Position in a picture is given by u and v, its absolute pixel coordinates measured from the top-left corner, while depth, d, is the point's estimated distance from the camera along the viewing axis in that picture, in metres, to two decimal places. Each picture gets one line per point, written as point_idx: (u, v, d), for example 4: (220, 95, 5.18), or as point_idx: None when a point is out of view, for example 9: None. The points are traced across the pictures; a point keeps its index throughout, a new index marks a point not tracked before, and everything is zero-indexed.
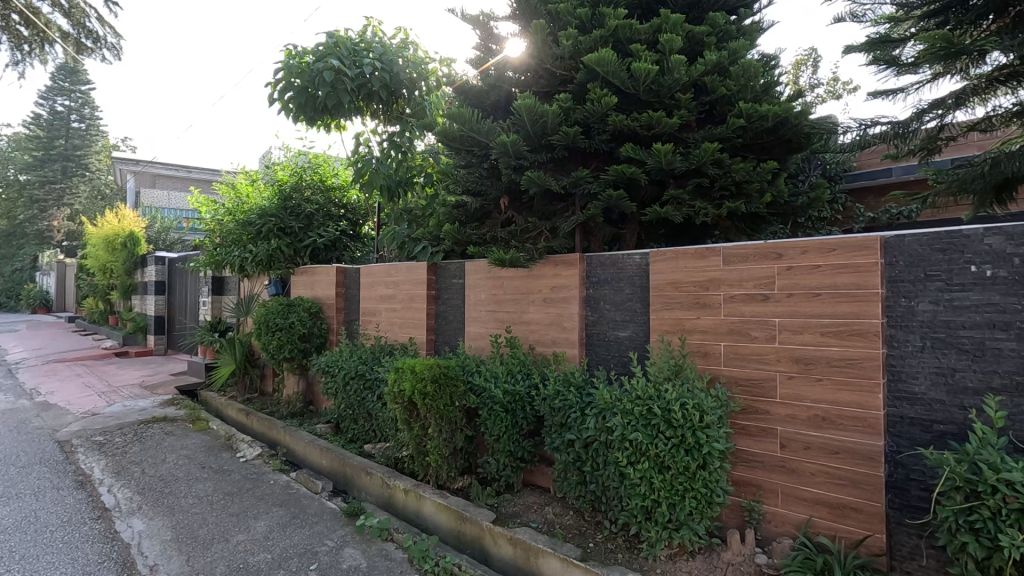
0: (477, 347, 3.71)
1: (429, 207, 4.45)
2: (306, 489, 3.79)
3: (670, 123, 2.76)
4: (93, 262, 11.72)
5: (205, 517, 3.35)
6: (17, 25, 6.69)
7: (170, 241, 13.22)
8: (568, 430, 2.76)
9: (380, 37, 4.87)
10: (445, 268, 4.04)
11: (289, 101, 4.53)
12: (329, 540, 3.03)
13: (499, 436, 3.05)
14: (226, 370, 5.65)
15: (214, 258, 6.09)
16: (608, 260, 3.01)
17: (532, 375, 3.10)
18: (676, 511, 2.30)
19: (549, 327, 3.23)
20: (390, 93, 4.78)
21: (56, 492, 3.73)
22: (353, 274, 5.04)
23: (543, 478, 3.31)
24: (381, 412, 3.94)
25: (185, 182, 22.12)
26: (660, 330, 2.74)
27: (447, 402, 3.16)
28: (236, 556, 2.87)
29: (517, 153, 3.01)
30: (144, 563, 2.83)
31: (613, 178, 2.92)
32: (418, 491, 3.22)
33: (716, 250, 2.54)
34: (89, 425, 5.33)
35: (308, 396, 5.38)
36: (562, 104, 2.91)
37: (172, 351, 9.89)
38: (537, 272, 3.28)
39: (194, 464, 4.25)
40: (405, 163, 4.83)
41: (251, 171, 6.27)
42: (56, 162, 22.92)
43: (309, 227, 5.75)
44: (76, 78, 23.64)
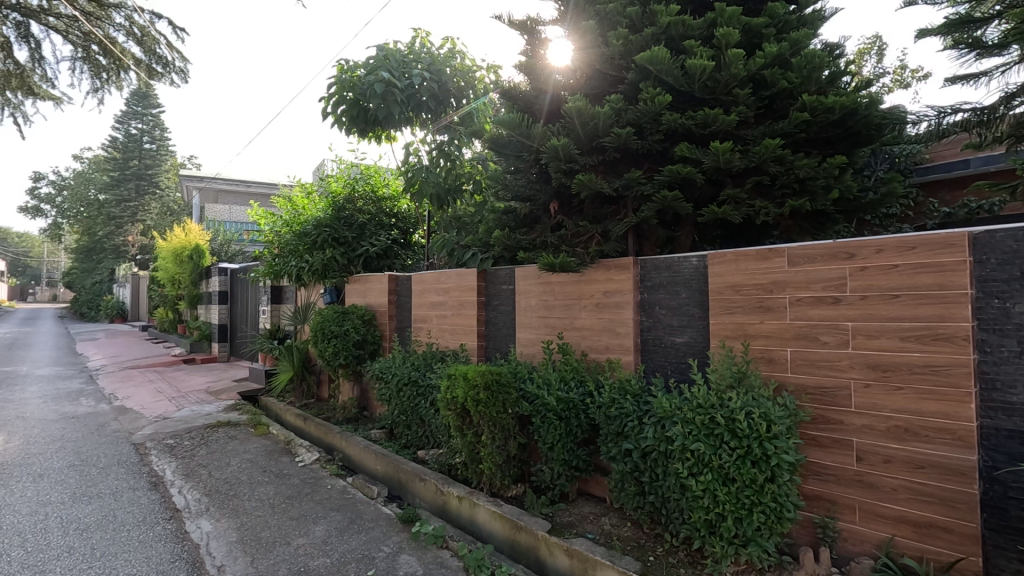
0: (528, 353, 3.65)
1: (478, 214, 4.46)
2: (363, 493, 3.86)
3: (727, 121, 2.65)
4: (165, 275, 12.62)
5: (268, 520, 3.45)
6: (96, 55, 6.86)
7: (232, 253, 13.93)
8: (625, 439, 2.68)
9: (428, 48, 4.95)
10: (494, 274, 4.04)
11: (342, 115, 4.65)
12: (386, 546, 3.06)
13: (553, 445, 3.00)
14: (285, 375, 5.86)
15: (272, 269, 6.32)
16: (663, 263, 2.93)
17: (586, 383, 3.04)
18: (743, 526, 2.18)
19: (601, 333, 3.16)
20: (439, 102, 4.84)
21: (132, 493, 3.95)
22: (405, 282, 5.11)
23: (598, 488, 3.23)
24: (434, 418, 3.97)
25: (245, 197, 23.16)
26: (721, 335, 2.62)
27: (501, 408, 3.13)
28: (298, 559, 2.94)
29: (568, 157, 2.96)
30: (213, 563, 2.93)
31: (668, 178, 2.82)
32: (472, 498, 3.21)
33: (781, 250, 2.42)
34: (160, 429, 5.62)
35: (363, 401, 5.48)
36: (613, 105, 2.85)
37: (234, 358, 10.33)
38: (589, 276, 3.22)
39: (256, 468, 4.40)
40: (455, 171, 4.86)
41: (306, 184, 6.49)
42: (130, 181, 24.49)
43: (362, 236, 5.89)
44: (149, 103, 25.18)
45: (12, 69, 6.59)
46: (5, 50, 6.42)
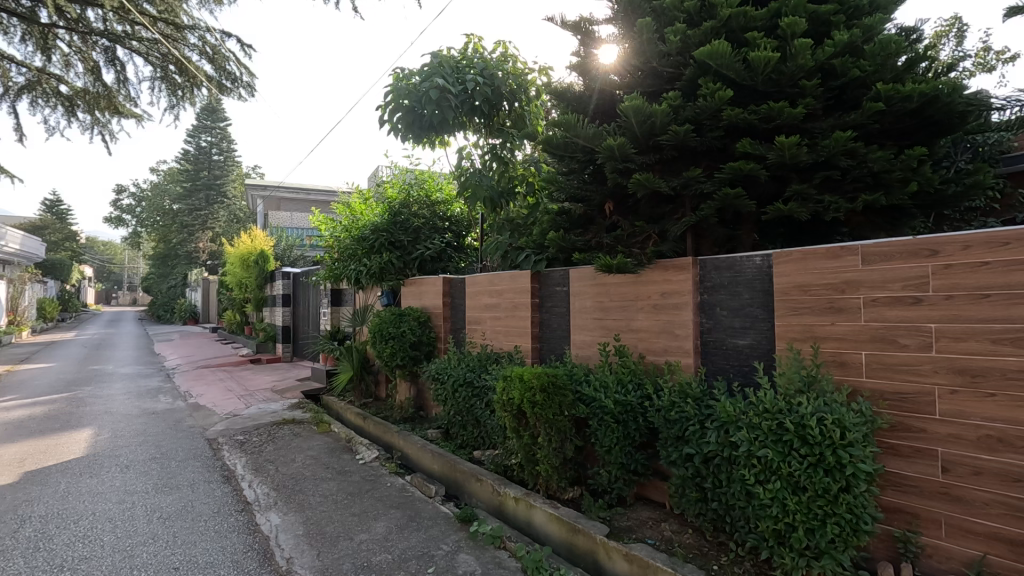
0: (584, 355, 3.63)
1: (531, 216, 4.46)
2: (421, 492, 3.93)
3: (793, 113, 2.54)
4: (233, 279, 13.35)
5: (332, 515, 3.58)
6: (172, 73, 7.20)
7: (294, 257, 14.57)
8: (686, 444, 2.62)
9: (480, 53, 5.01)
10: (548, 276, 4.04)
11: (398, 122, 4.77)
12: (445, 544, 3.12)
13: (610, 448, 2.97)
14: (345, 375, 6.07)
15: (332, 273, 6.56)
16: (724, 263, 2.84)
17: (644, 385, 2.98)
18: (815, 537, 2.07)
19: (658, 335, 3.10)
20: (492, 106, 4.87)
21: (207, 485, 4.20)
22: (459, 284, 5.18)
23: (657, 492, 3.17)
24: (490, 419, 3.99)
25: (306, 204, 24.15)
26: (787, 337, 2.51)
27: (557, 410, 3.12)
28: (361, 555, 3.03)
29: (624, 156, 2.92)
30: (282, 555, 3.06)
31: (729, 175, 2.73)
32: (529, 499, 3.22)
33: (853, 248, 2.29)
34: (231, 425, 5.94)
35: (419, 401, 5.59)
36: (671, 102, 2.79)
37: (297, 358, 10.78)
38: (646, 278, 3.16)
39: (320, 464, 4.58)
40: (508, 173, 4.89)
41: (363, 190, 6.70)
42: (201, 192, 26.04)
43: (417, 240, 6.03)
44: (217, 117, 26.61)
45: (100, 90, 7.14)
46: (94, 73, 6.98)
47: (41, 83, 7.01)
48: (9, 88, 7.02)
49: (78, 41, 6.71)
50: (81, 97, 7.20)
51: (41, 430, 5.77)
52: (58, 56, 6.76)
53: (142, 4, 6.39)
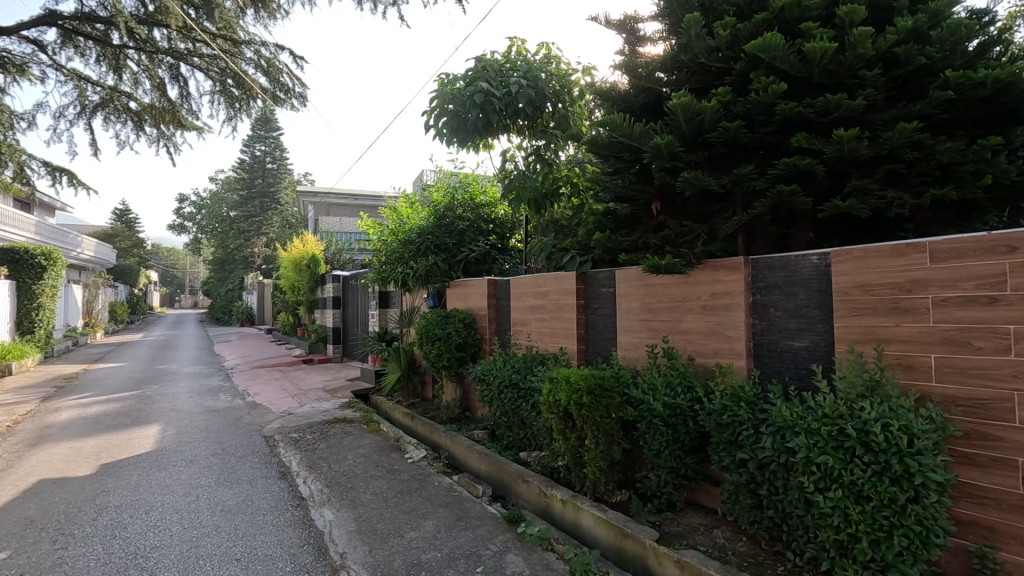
0: (631, 357, 3.58)
1: (576, 217, 4.44)
2: (468, 492, 3.98)
3: (853, 105, 2.43)
4: (287, 282, 13.87)
5: (383, 512, 3.66)
6: (230, 87, 7.51)
7: (343, 261, 15.00)
8: (740, 449, 2.55)
9: (524, 55, 5.02)
10: (594, 277, 4.02)
11: (443, 126, 4.85)
12: (493, 544, 3.14)
13: (659, 451, 2.92)
14: (393, 376, 6.21)
15: (380, 275, 6.72)
16: (777, 263, 2.75)
17: (694, 388, 2.92)
18: (881, 550, 1.97)
19: (708, 337, 3.03)
20: (536, 108, 4.86)
21: (265, 480, 4.38)
22: (504, 286, 5.20)
23: (708, 498, 3.09)
24: (536, 421, 3.99)
25: (354, 209, 24.84)
26: (848, 339, 2.40)
27: (605, 412, 3.09)
28: (411, 552, 3.09)
29: (671, 155, 2.88)
30: (336, 550, 3.16)
31: (782, 172, 2.64)
32: (576, 502, 3.20)
33: (919, 246, 2.17)
34: (286, 423, 6.17)
35: (465, 402, 5.64)
36: (721, 97, 2.72)
37: (347, 359, 11.09)
38: (695, 278, 3.09)
39: (370, 463, 4.70)
40: (552, 174, 4.88)
41: (409, 195, 6.85)
42: (256, 199, 27.21)
43: (462, 242, 6.11)
44: (270, 127, 27.73)
45: (166, 105, 7.57)
46: (160, 89, 7.40)
47: (113, 100, 7.50)
48: (86, 106, 7.54)
49: (146, 60, 7.12)
50: (149, 112, 7.64)
51: (114, 425, 6.16)
52: (128, 75, 7.20)
53: (203, 22, 6.72)
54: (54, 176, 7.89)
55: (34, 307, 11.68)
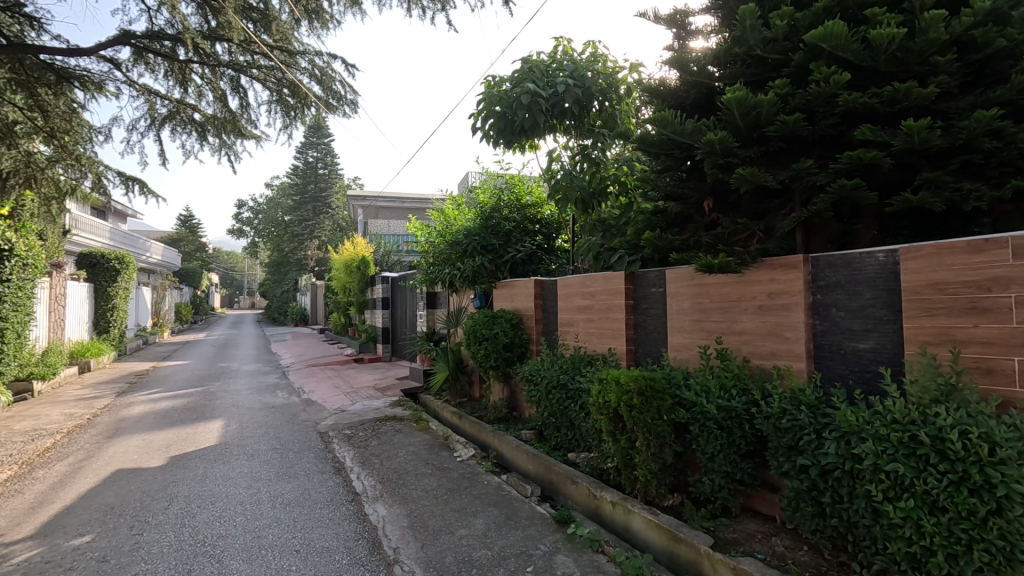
0: (682, 358, 3.51)
1: (624, 216, 4.38)
2: (517, 492, 4.00)
3: (924, 94, 2.31)
4: (338, 283, 14.31)
5: (433, 509, 3.72)
6: (286, 96, 7.79)
7: (391, 262, 15.35)
8: (800, 454, 2.45)
9: (570, 55, 5.00)
10: (643, 277, 3.96)
11: (490, 128, 4.89)
12: (542, 544, 3.14)
13: (713, 455, 2.85)
14: (441, 375, 6.31)
15: (428, 276, 6.83)
16: (840, 261, 2.63)
17: (750, 391, 2.83)
18: (959, 564, 1.86)
19: (765, 338, 2.93)
20: (583, 107, 4.83)
21: (321, 475, 4.53)
22: (551, 285, 5.18)
23: (765, 505, 2.98)
24: (585, 422, 3.96)
25: (402, 211, 25.35)
26: (919, 341, 2.27)
27: (656, 415, 3.04)
28: (462, 549, 3.13)
29: (725, 151, 2.81)
30: (389, 545, 3.23)
31: (845, 166, 2.53)
32: (627, 504, 3.16)
33: (1000, 241, 2.03)
34: (339, 420, 6.36)
35: (512, 402, 5.65)
36: (779, 90, 2.63)
37: (396, 358, 11.33)
38: (750, 277, 3.00)
39: (420, 460, 4.79)
40: (599, 173, 4.84)
41: (456, 197, 6.96)
42: (309, 204, 28.21)
43: (508, 243, 6.14)
44: (322, 133, 28.65)
45: (227, 115, 7.95)
46: (222, 100, 7.77)
47: (180, 112, 7.93)
48: (155, 119, 7.99)
49: (209, 73, 7.48)
50: (212, 123, 8.04)
51: (182, 420, 6.51)
52: (193, 88, 7.58)
53: (261, 35, 7.01)
54: (126, 185, 8.42)
55: (110, 308, 12.49)
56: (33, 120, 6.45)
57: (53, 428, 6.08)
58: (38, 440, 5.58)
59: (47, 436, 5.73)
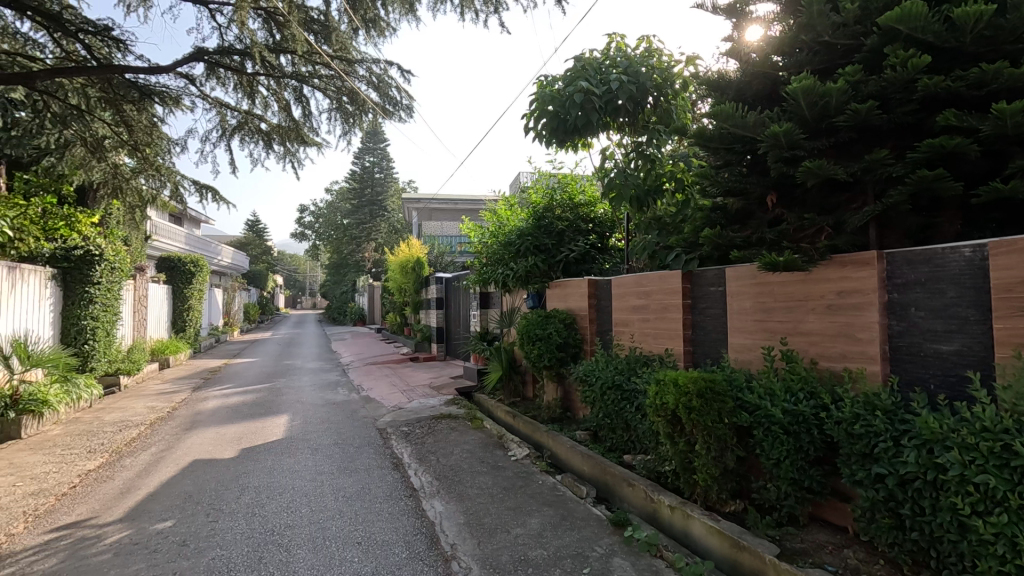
0: (743, 359, 3.38)
1: (681, 213, 4.27)
2: (572, 492, 3.98)
3: (1017, 74, 2.13)
4: (394, 284, 14.70)
5: (489, 507, 3.76)
6: (345, 104, 8.06)
7: (445, 263, 15.65)
8: (875, 462, 2.31)
9: (624, 51, 4.93)
10: (701, 276, 3.85)
11: (543, 128, 4.89)
12: (599, 547, 3.11)
13: (779, 461, 2.72)
14: (494, 374, 6.36)
15: (482, 277, 6.90)
16: (919, 257, 2.46)
17: (819, 395, 2.69)
18: None
19: (834, 339, 2.78)
20: (637, 104, 4.74)
21: (380, 470, 4.67)
22: (605, 285, 5.12)
23: (836, 515, 2.84)
24: (641, 424, 3.89)
25: (455, 213, 25.77)
26: (1012, 344, 2.10)
27: (716, 418, 2.95)
28: (518, 548, 3.14)
29: (791, 143, 2.69)
30: (446, 540, 3.29)
31: (925, 155, 2.37)
32: (686, 509, 3.08)
33: None
34: (397, 417, 6.52)
35: (566, 402, 5.62)
36: (850, 77, 2.50)
37: (450, 357, 11.52)
38: (818, 275, 2.85)
39: (475, 458, 4.85)
40: (654, 170, 4.74)
41: (509, 198, 7.00)
42: (366, 207, 29.14)
43: (561, 243, 6.12)
44: (379, 139, 29.49)
45: (291, 124, 8.32)
46: (287, 110, 8.15)
47: (247, 123, 8.37)
48: (226, 130, 8.48)
49: (274, 85, 7.85)
50: (277, 132, 8.45)
51: (250, 415, 6.86)
52: (260, 99, 7.99)
53: (322, 46, 7.29)
54: (201, 194, 8.97)
55: (186, 308, 13.34)
56: (119, 135, 6.98)
57: (138, 420, 6.57)
58: (125, 431, 6.04)
59: (133, 427, 6.19)
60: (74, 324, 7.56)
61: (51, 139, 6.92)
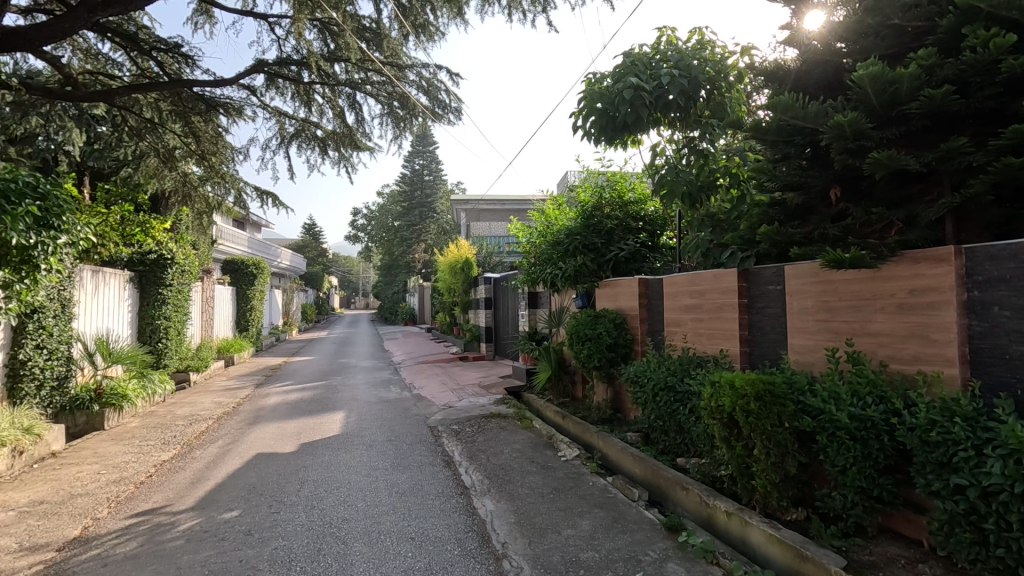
0: (805, 361, 3.23)
1: (736, 209, 4.14)
2: (623, 495, 3.92)
3: None
4: (444, 284, 14.95)
5: (539, 507, 3.76)
6: (396, 107, 8.19)
7: (493, 263, 15.79)
8: (955, 473, 2.15)
9: (674, 44, 4.82)
10: (758, 274, 3.71)
11: (591, 126, 4.84)
12: (652, 551, 3.05)
13: (845, 468, 2.59)
14: (544, 374, 6.35)
15: (530, 276, 6.90)
16: (1004, 252, 2.28)
17: (889, 399, 2.54)
18: None
19: (906, 340, 2.61)
20: (690, 98, 4.62)
21: (432, 467, 4.75)
22: (657, 284, 5.02)
23: (910, 527, 2.67)
24: (695, 427, 3.79)
25: (503, 213, 25.91)
26: None
27: (776, 422, 2.83)
28: (569, 549, 3.12)
29: (857, 133, 2.55)
30: (498, 539, 3.31)
31: (1009, 142, 2.19)
32: (744, 515, 2.97)
33: None
34: (447, 416, 6.62)
35: (616, 403, 5.55)
36: (923, 62, 2.34)
37: (498, 356, 11.60)
38: (887, 273, 2.69)
39: (525, 458, 4.86)
40: (708, 166, 4.60)
41: (557, 197, 6.97)
42: (416, 209, 29.75)
43: (611, 242, 6.05)
44: (428, 142, 30.04)
45: (345, 130, 8.59)
46: (341, 117, 8.42)
47: (304, 131, 8.71)
48: (284, 138, 8.85)
49: (329, 92, 8.12)
50: (332, 138, 8.75)
51: (308, 411, 7.14)
52: (316, 107, 8.29)
53: (374, 53, 7.48)
54: (262, 200, 9.41)
55: (249, 308, 14.03)
56: (188, 145, 7.41)
57: (206, 414, 6.96)
58: (195, 424, 6.41)
59: (202, 421, 6.57)
60: (149, 323, 8.08)
61: (129, 151, 7.44)
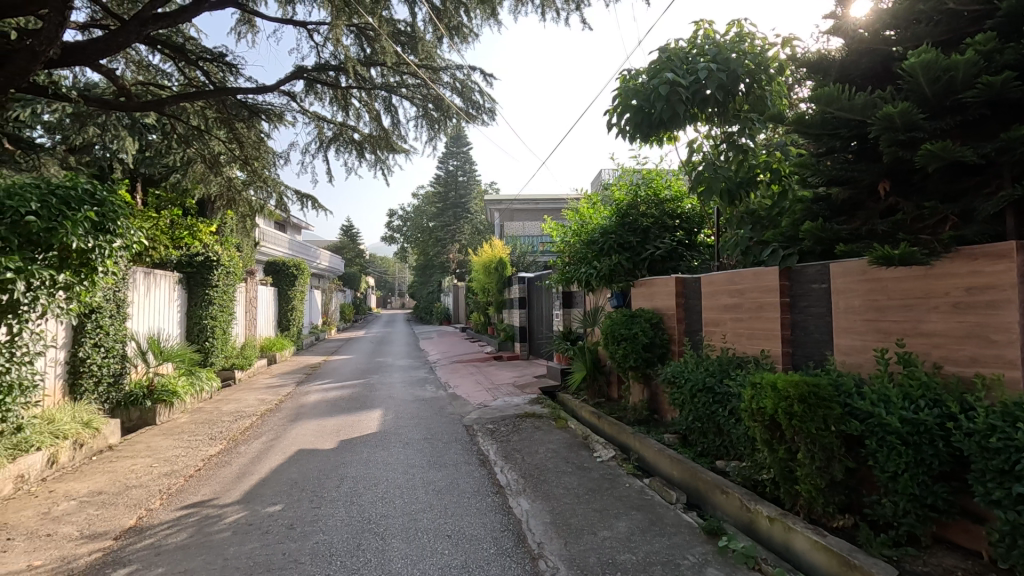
0: (852, 362, 3.11)
1: (778, 206, 4.02)
2: (660, 497, 3.85)
3: None
4: (478, 284, 15.05)
5: (575, 508, 3.74)
6: (432, 110, 8.30)
7: (527, 263, 15.83)
8: (1018, 482, 2.03)
9: (712, 38, 4.71)
10: (801, 272, 3.59)
11: (627, 123, 4.79)
12: (691, 555, 2.99)
13: (896, 474, 2.48)
14: (578, 374, 6.31)
15: (565, 276, 6.87)
16: None
17: (944, 403, 2.42)
18: None
19: (962, 341, 2.48)
20: (728, 93, 4.52)
21: (468, 466, 4.79)
22: (694, 283, 4.92)
23: (967, 538, 2.54)
24: (736, 429, 3.70)
25: (536, 213, 25.88)
26: None
27: (822, 425, 2.73)
28: (605, 551, 3.10)
29: (908, 125, 2.43)
30: (534, 538, 3.31)
31: None
32: (787, 521, 2.89)
33: None
34: (482, 415, 6.66)
35: (653, 404, 5.47)
36: (980, 48, 2.22)
37: (533, 356, 11.60)
38: (941, 270, 2.56)
39: (560, 458, 4.84)
40: (747, 161, 4.48)
41: (591, 196, 6.92)
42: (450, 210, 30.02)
43: (647, 240, 5.97)
44: (462, 143, 30.28)
45: (381, 133, 8.74)
46: (377, 120, 8.57)
47: (342, 134, 8.90)
48: (323, 142, 9.07)
49: (365, 96, 8.28)
50: (369, 141, 8.91)
51: (347, 409, 7.29)
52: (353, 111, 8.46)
53: (409, 56, 7.59)
54: (302, 203, 9.66)
55: (290, 308, 14.44)
56: (233, 151, 7.68)
57: (251, 411, 7.19)
58: (240, 420, 6.65)
59: (247, 417, 6.80)
60: (197, 322, 8.42)
61: (178, 158, 7.77)
